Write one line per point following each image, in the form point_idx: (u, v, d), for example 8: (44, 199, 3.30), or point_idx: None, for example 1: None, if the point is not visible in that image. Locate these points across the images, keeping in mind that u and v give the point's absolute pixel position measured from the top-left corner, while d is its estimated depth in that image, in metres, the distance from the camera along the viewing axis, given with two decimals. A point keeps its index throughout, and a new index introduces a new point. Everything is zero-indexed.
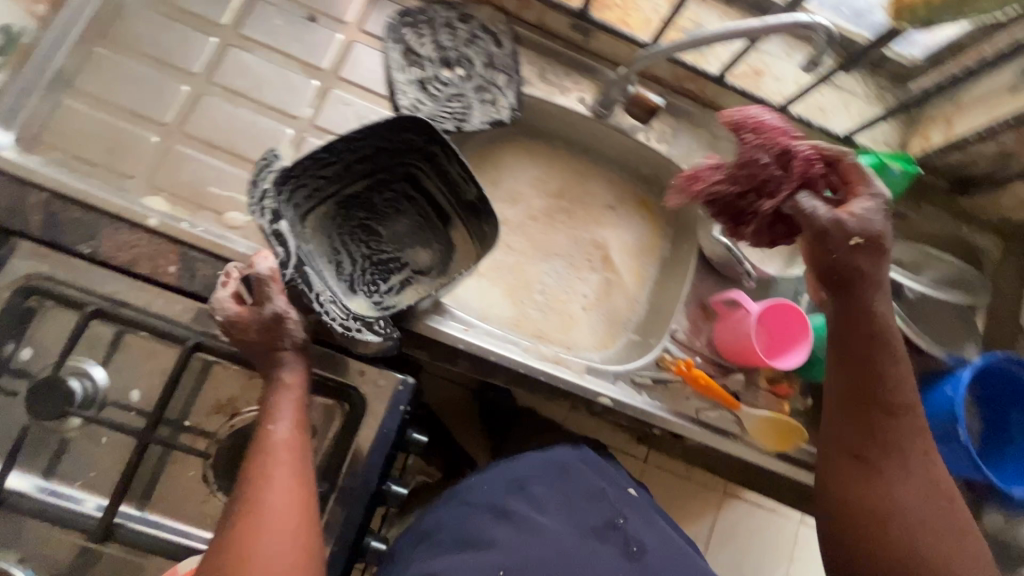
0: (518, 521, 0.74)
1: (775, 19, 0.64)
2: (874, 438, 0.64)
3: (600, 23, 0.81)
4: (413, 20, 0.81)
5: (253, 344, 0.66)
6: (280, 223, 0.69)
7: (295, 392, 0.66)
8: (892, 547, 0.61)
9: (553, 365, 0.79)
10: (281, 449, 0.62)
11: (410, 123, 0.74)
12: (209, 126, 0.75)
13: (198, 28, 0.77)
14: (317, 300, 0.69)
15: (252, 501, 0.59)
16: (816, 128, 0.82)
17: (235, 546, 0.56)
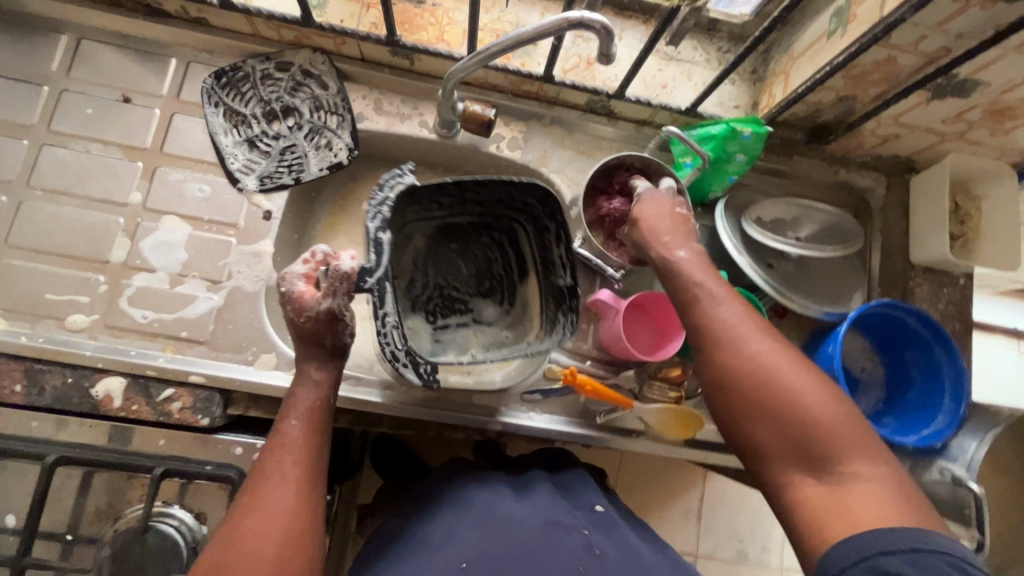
0: (480, 516, 0.67)
1: (552, 19, 0.60)
2: (686, 316, 0.61)
3: (415, 46, 0.78)
4: (231, 79, 0.79)
5: (307, 333, 0.63)
6: (384, 233, 0.67)
7: (318, 392, 0.63)
8: (749, 403, 0.55)
9: (435, 401, 0.77)
10: (288, 449, 0.58)
11: (534, 189, 0.73)
12: (37, 232, 0.73)
13: (8, 134, 0.75)
14: (381, 322, 0.65)
15: (249, 504, 0.54)
16: (658, 106, 0.80)
17: (223, 541, 0.52)
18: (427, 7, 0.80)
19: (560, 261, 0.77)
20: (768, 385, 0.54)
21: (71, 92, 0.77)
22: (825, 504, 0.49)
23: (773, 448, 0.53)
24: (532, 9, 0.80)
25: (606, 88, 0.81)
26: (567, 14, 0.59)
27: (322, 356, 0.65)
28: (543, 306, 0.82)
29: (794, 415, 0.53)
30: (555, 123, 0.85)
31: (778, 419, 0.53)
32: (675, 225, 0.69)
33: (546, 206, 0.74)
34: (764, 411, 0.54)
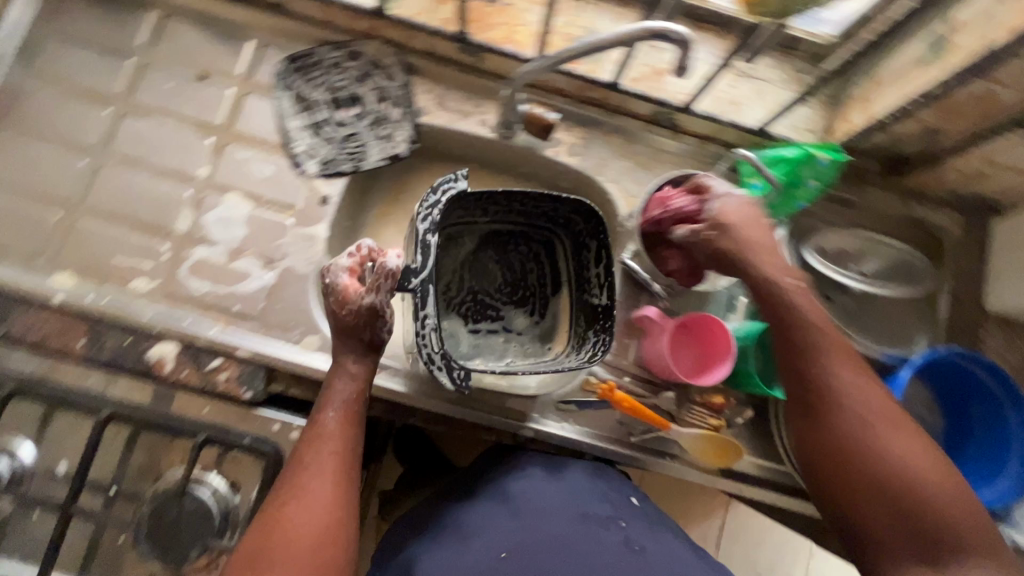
0: (515, 504, 0.69)
1: (627, 28, 0.59)
2: (794, 351, 0.64)
3: (484, 44, 0.77)
4: (302, 65, 0.81)
5: (346, 327, 0.67)
6: (432, 236, 0.68)
7: (354, 385, 0.67)
8: (860, 483, 0.59)
9: (469, 401, 0.77)
10: (327, 440, 0.63)
11: (578, 207, 0.75)
12: (111, 197, 0.77)
13: (94, 102, 0.79)
14: (422, 320, 0.65)
15: (287, 493, 0.60)
16: (726, 123, 0.78)
17: (270, 520, 0.58)
18: (499, 6, 0.79)
19: (595, 280, 0.77)
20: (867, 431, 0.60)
21: (153, 66, 0.80)
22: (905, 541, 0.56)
23: (857, 486, 0.59)
24: (605, 14, 0.79)
25: (672, 101, 0.79)
26: (643, 23, 0.58)
27: (350, 351, 0.68)
28: (573, 323, 0.81)
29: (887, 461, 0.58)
30: (616, 131, 0.84)
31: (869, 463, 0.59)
32: (765, 238, 0.67)
33: (591, 222, 0.75)
34: (859, 453, 0.59)
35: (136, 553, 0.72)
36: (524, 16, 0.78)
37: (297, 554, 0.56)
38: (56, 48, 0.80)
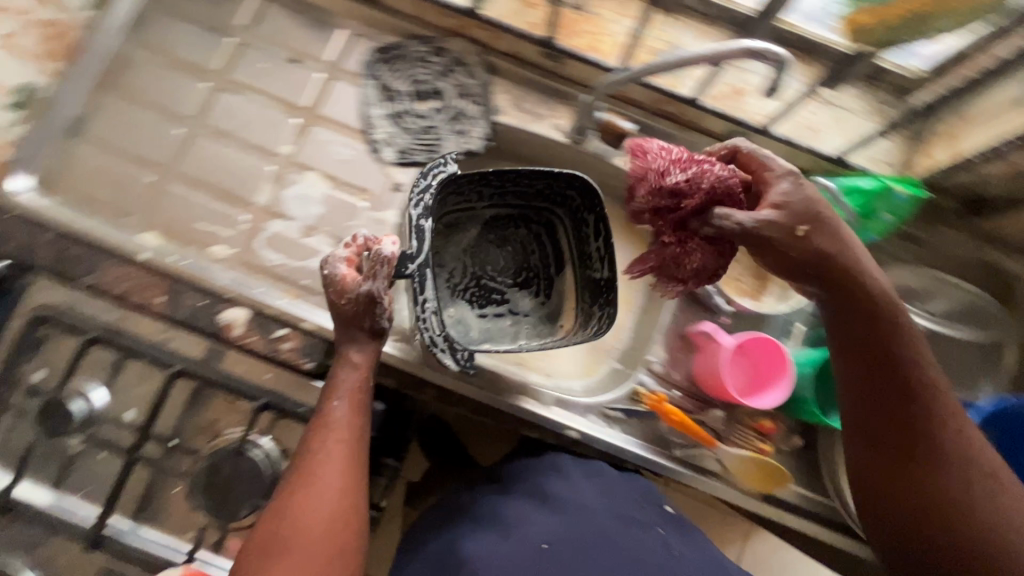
0: (557, 505, 0.70)
1: (721, 46, 0.60)
2: (884, 382, 0.62)
3: (568, 51, 0.79)
4: (389, 57, 0.84)
5: (349, 317, 0.68)
6: (426, 220, 0.70)
7: (357, 375, 0.68)
8: (960, 526, 0.57)
9: (519, 397, 0.78)
10: (333, 429, 0.65)
11: (575, 182, 0.76)
12: (201, 165, 0.81)
13: (194, 75, 0.84)
14: (423, 304, 0.67)
15: (300, 479, 0.62)
16: (804, 149, 0.77)
17: (282, 507, 0.61)
18: (586, 15, 0.80)
19: (595, 254, 0.78)
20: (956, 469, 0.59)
21: (251, 45, 0.85)
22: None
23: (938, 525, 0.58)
24: (691, 30, 0.80)
25: (749, 122, 0.79)
26: (741, 43, 0.59)
27: (348, 341, 0.69)
28: (578, 298, 0.82)
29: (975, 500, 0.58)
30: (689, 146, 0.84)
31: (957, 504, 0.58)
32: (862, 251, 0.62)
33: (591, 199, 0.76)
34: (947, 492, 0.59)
35: (188, 504, 0.76)
36: (610, 26, 0.79)
37: (312, 538, 0.60)
38: (165, 21, 0.85)
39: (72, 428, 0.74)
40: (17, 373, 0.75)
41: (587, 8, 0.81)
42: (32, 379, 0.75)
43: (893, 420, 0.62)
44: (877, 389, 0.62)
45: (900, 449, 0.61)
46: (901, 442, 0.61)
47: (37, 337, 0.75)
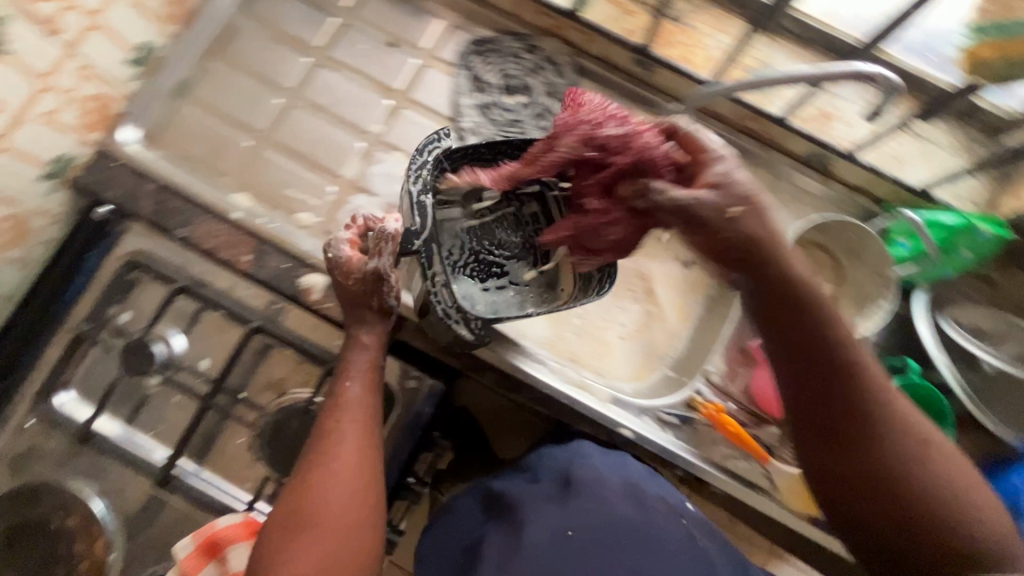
0: (584, 494, 0.71)
1: (832, 67, 0.63)
2: (831, 406, 0.60)
3: (662, 60, 0.81)
4: (483, 49, 0.87)
5: (356, 295, 0.71)
6: (426, 195, 0.67)
7: (367, 355, 0.72)
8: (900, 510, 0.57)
9: (577, 390, 0.79)
10: (349, 407, 0.69)
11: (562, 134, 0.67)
12: (295, 135, 0.85)
13: (297, 50, 0.88)
14: (432, 279, 0.65)
15: (322, 453, 0.66)
16: (889, 178, 0.79)
17: (304, 481, 0.65)
18: (682, 26, 0.82)
19: None
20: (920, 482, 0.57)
21: (352, 26, 0.88)
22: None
23: (910, 544, 0.57)
24: (783, 51, 0.81)
25: (837, 146, 0.80)
26: (853, 65, 0.61)
27: (357, 323, 0.72)
28: None
29: (944, 508, 0.56)
30: (767, 164, 0.85)
31: (925, 520, 0.56)
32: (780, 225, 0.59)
33: None
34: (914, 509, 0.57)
35: (249, 455, 0.79)
36: (706, 40, 0.80)
37: (338, 507, 0.64)
38: None
39: (151, 369, 0.78)
40: (107, 312, 0.79)
41: (682, 20, 0.82)
42: (120, 319, 0.80)
43: (847, 445, 0.60)
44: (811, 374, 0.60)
45: (864, 476, 0.59)
46: (857, 467, 0.59)
47: (128, 280, 0.80)
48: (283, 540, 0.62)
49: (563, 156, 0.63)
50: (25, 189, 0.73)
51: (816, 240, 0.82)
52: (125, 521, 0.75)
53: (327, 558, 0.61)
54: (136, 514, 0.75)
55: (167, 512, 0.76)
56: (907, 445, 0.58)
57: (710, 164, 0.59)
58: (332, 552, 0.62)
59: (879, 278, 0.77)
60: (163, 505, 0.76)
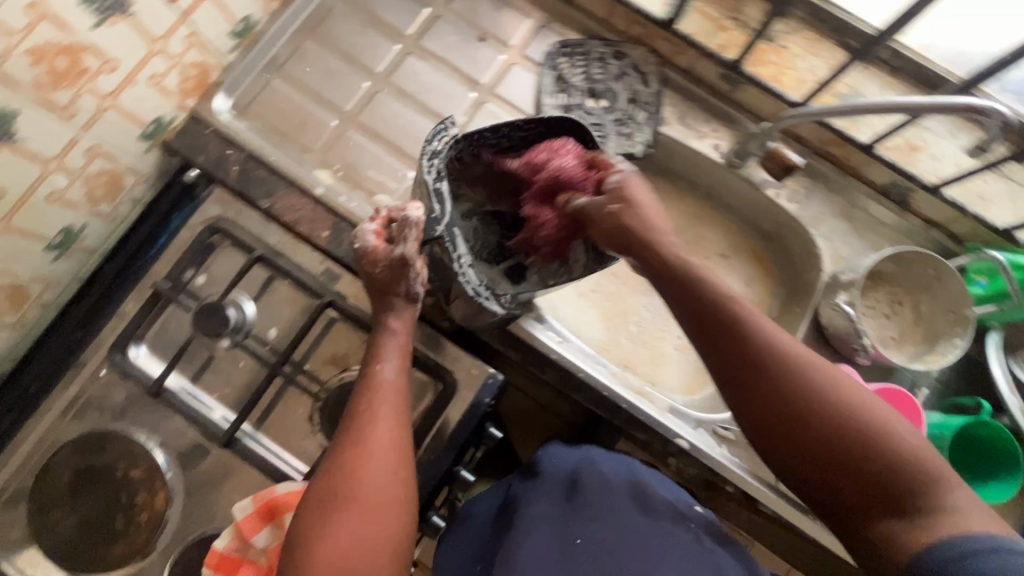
0: (592, 497, 0.72)
1: (945, 99, 0.63)
2: (744, 356, 0.59)
3: (752, 77, 0.83)
4: (570, 51, 0.88)
5: (382, 281, 0.74)
6: (440, 182, 0.70)
7: (397, 339, 0.74)
8: (814, 451, 0.56)
9: (636, 396, 0.80)
10: (384, 388, 0.70)
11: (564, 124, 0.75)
12: (379, 119, 0.87)
13: (388, 35, 0.89)
14: (458, 262, 0.71)
15: (358, 431, 0.68)
16: (971, 216, 0.79)
17: (337, 464, 0.66)
18: (775, 45, 0.82)
19: None
20: (850, 414, 0.55)
21: (443, 18, 0.90)
22: (938, 530, 0.51)
23: (866, 483, 0.54)
24: (874, 79, 0.80)
25: (921, 177, 0.80)
26: (968, 100, 0.62)
27: (376, 313, 0.76)
28: None
29: (881, 435, 0.54)
30: (841, 191, 0.86)
31: (874, 452, 0.54)
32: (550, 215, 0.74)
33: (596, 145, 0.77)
34: (860, 443, 0.54)
35: (307, 427, 0.79)
36: (798, 62, 0.81)
37: (379, 482, 0.65)
38: None
39: (224, 333, 0.79)
40: (183, 274, 0.80)
41: (774, 39, 0.81)
42: (195, 282, 0.81)
43: (778, 394, 0.57)
44: (703, 324, 0.62)
45: (799, 424, 0.56)
46: (792, 414, 0.57)
47: (208, 244, 0.81)
48: (317, 522, 0.62)
49: (513, 174, 0.76)
50: (125, 147, 0.76)
51: (888, 272, 0.82)
52: (185, 477, 0.77)
53: (365, 532, 0.62)
54: (195, 472, 0.77)
55: (224, 474, 0.77)
56: (811, 375, 0.57)
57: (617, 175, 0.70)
58: (367, 533, 0.62)
59: (951, 316, 0.79)
60: (222, 466, 0.77)
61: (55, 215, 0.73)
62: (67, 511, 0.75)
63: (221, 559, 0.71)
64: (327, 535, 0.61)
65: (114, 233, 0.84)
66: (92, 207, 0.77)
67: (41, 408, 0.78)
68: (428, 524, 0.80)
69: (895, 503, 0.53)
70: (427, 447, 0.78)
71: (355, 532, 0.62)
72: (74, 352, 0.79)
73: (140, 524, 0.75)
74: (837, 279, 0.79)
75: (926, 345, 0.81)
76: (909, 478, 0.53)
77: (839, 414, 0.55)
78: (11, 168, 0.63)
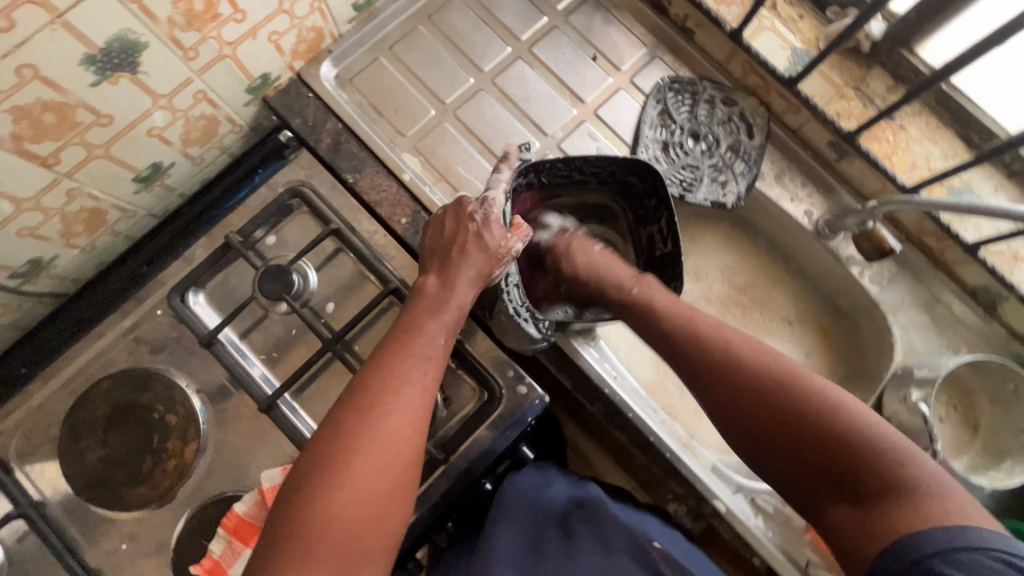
0: (556, 551, 0.65)
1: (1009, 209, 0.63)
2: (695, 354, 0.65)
3: (864, 151, 0.79)
4: (681, 88, 0.87)
5: (478, 251, 0.70)
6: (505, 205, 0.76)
7: (450, 314, 0.67)
8: (767, 438, 0.59)
9: (681, 448, 0.78)
10: (421, 365, 0.63)
11: (637, 168, 0.77)
12: (476, 116, 0.86)
13: (501, 36, 0.89)
14: (505, 279, 0.76)
15: (381, 396, 0.60)
16: None
17: (347, 423, 0.58)
18: (894, 124, 0.81)
19: (658, 235, 0.81)
20: (798, 406, 0.58)
21: (559, 30, 0.89)
22: (897, 516, 0.50)
23: (813, 465, 0.56)
24: (988, 178, 0.79)
25: (1019, 288, 0.77)
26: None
27: (445, 272, 0.69)
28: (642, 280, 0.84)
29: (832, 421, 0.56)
30: (928, 283, 0.83)
31: (827, 438, 0.55)
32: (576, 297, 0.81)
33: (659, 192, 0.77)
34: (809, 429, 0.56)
35: None
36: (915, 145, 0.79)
37: (388, 452, 0.58)
38: None
39: (284, 297, 0.76)
40: (256, 231, 0.79)
41: (895, 118, 0.81)
42: (265, 241, 0.80)
43: (730, 389, 0.62)
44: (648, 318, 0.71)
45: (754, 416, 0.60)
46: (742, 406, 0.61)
47: (286, 206, 0.80)
48: (318, 481, 0.55)
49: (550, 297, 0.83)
50: (230, 97, 0.76)
51: (962, 377, 0.81)
52: (217, 432, 0.76)
53: (367, 498, 0.56)
54: (228, 428, 0.76)
55: (254, 436, 0.76)
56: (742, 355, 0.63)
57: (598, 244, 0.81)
58: (378, 498, 0.56)
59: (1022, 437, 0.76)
60: (254, 427, 0.76)
61: (150, 149, 0.73)
62: (96, 441, 0.74)
63: (239, 523, 0.70)
64: (337, 494, 0.55)
65: (197, 175, 0.84)
66: (184, 148, 0.78)
67: (93, 333, 0.78)
68: (443, 529, 0.79)
69: (850, 487, 0.54)
70: (460, 455, 0.74)
71: (366, 495, 0.56)
72: (136, 285, 0.79)
73: (164, 470, 0.74)
74: (911, 373, 0.77)
75: (990, 461, 0.78)
76: (850, 458, 0.54)
77: (790, 404, 0.58)
78: (125, 97, 0.64)
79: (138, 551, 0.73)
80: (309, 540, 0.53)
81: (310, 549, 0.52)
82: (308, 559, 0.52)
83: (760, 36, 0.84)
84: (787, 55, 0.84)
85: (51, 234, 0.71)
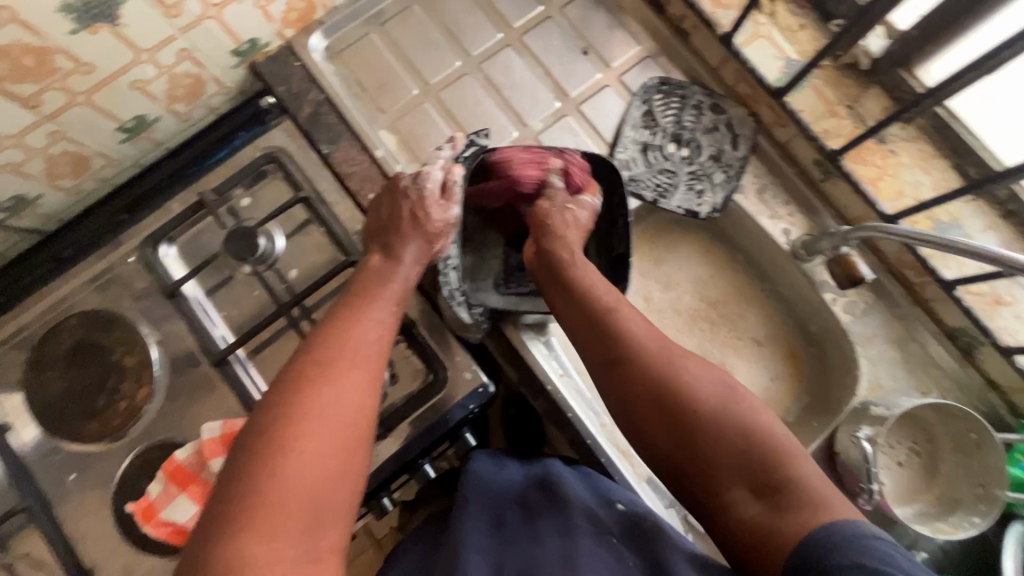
0: (520, 541, 0.62)
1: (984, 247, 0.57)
2: (615, 355, 0.62)
3: (846, 172, 0.78)
4: (669, 90, 0.84)
5: (415, 224, 0.72)
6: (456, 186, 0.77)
7: (402, 283, 0.69)
8: (681, 434, 0.57)
9: (617, 455, 0.77)
10: (369, 327, 0.63)
11: (600, 166, 0.78)
12: (457, 99, 0.86)
13: (494, 21, 0.88)
14: (444, 263, 0.77)
15: (332, 355, 0.59)
16: None
17: (306, 376, 0.57)
18: (884, 148, 0.80)
19: (619, 234, 0.80)
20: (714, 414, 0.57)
21: (553, 20, 0.88)
22: (804, 509, 0.50)
23: (720, 460, 0.55)
24: (979, 216, 0.77)
25: (996, 335, 0.74)
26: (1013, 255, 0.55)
27: (387, 247, 0.71)
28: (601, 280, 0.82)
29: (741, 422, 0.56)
30: (903, 318, 0.80)
31: (735, 439, 0.55)
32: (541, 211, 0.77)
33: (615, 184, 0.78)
34: (720, 433, 0.56)
35: None
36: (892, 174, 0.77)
37: (334, 407, 0.55)
38: None
39: (248, 259, 0.76)
40: (230, 191, 0.80)
41: (885, 142, 0.80)
42: (238, 202, 0.81)
43: (650, 394, 0.59)
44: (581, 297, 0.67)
45: (667, 424, 0.58)
46: (660, 412, 0.59)
47: (261, 170, 0.81)
48: (280, 432, 0.52)
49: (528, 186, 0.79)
50: (216, 58, 0.78)
51: (928, 421, 0.78)
52: (170, 380, 0.78)
53: (319, 455, 0.52)
54: (181, 378, 0.78)
55: (204, 389, 0.78)
56: (664, 356, 0.61)
57: (586, 209, 0.77)
58: (340, 445, 0.54)
59: (978, 490, 0.74)
60: (205, 380, 0.78)
61: (134, 101, 0.75)
62: (59, 374, 0.78)
63: (177, 469, 0.72)
64: (302, 443, 0.52)
65: (182, 132, 0.87)
66: (170, 104, 0.80)
67: (70, 272, 0.82)
68: (376, 504, 0.77)
69: (759, 483, 0.53)
70: (394, 438, 0.71)
71: (324, 441, 0.53)
72: (113, 232, 0.83)
73: (117, 409, 0.77)
74: (867, 409, 0.74)
75: (942, 510, 0.76)
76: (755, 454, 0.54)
77: (701, 406, 0.57)
78: (106, 48, 0.66)
79: (84, 483, 0.76)
80: (268, 494, 0.49)
81: (278, 503, 0.49)
82: (272, 508, 0.48)
83: (753, 44, 0.83)
84: (780, 65, 0.83)
85: (35, 173, 0.74)
